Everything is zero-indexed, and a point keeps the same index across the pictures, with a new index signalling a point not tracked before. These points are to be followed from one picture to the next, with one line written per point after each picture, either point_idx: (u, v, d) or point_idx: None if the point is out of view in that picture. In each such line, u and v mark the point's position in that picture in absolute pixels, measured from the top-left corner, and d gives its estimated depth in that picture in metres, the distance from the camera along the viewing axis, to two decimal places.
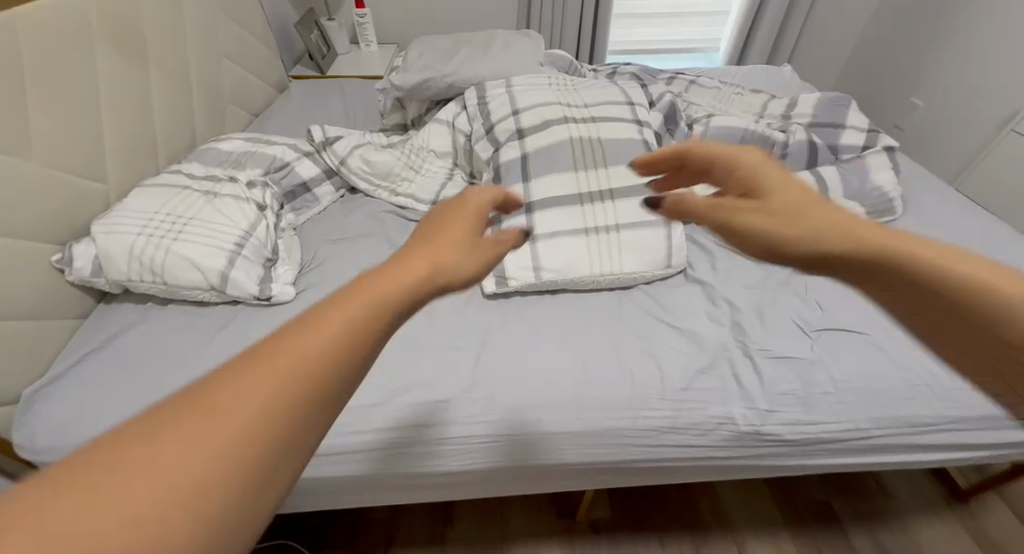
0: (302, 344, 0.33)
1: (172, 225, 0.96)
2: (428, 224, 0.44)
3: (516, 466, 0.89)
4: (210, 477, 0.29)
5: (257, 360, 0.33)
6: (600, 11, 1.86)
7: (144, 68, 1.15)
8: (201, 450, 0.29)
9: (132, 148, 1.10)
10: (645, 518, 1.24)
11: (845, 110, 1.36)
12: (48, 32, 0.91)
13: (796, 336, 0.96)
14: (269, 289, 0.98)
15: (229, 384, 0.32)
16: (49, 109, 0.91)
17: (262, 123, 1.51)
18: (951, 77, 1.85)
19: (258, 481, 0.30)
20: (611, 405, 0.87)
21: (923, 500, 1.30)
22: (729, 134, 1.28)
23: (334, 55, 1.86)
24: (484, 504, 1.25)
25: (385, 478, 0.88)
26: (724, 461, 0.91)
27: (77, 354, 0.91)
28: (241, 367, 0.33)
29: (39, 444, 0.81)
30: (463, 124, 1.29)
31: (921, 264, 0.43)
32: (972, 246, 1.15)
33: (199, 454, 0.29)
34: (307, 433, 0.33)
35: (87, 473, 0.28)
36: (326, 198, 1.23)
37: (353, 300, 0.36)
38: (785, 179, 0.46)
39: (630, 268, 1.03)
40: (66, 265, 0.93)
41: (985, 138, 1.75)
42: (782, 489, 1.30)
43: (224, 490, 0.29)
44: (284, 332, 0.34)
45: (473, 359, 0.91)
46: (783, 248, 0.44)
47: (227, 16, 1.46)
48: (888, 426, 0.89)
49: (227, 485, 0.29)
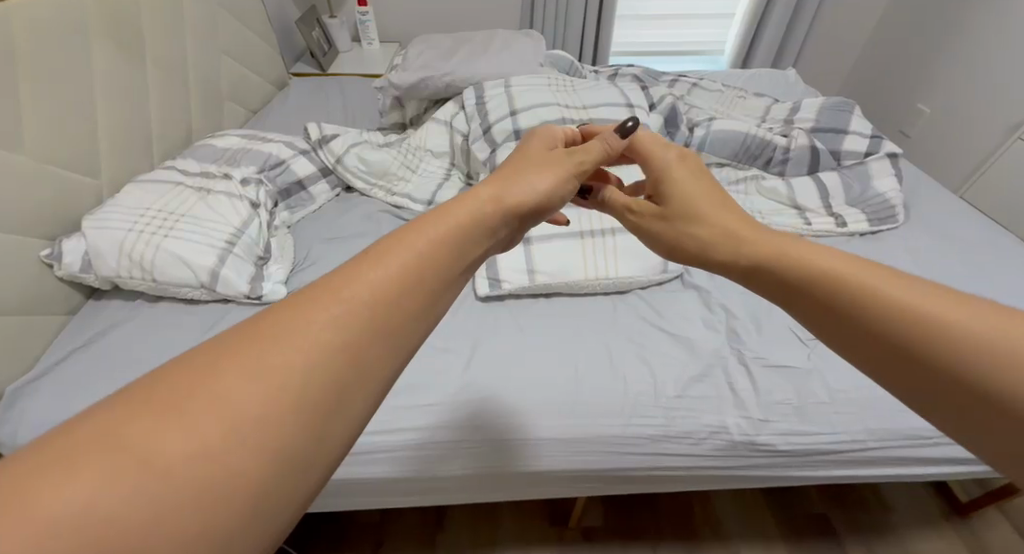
0: (365, 286, 0.39)
1: (163, 222, 0.95)
2: (514, 157, 0.63)
3: (506, 472, 0.87)
4: (233, 474, 0.30)
5: (322, 301, 0.38)
6: (604, 11, 1.84)
7: (141, 63, 1.14)
8: (262, 388, 0.33)
9: (127, 144, 1.09)
10: (638, 527, 1.22)
11: (848, 115, 1.34)
12: (45, 26, 0.90)
13: (793, 345, 0.94)
14: (260, 288, 0.97)
15: (287, 329, 0.36)
16: (44, 105, 0.90)
17: (260, 120, 1.50)
18: (959, 82, 1.82)
19: (273, 479, 0.32)
20: (602, 412, 0.86)
21: (922, 514, 1.27)
22: (729, 139, 1.27)
23: (335, 53, 1.85)
24: (475, 509, 1.23)
25: (373, 482, 0.86)
26: (717, 471, 0.89)
27: (65, 350, 0.90)
28: (309, 306, 0.37)
29: (22, 441, 0.80)
30: (460, 124, 1.28)
31: (855, 285, 0.46)
32: (974, 256, 1.13)
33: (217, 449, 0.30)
34: (356, 406, 0.36)
35: (156, 399, 0.32)
36: (321, 197, 1.22)
37: (405, 249, 0.43)
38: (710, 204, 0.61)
39: (625, 272, 1.01)
40: (55, 260, 0.92)
41: (992, 146, 1.72)
42: (778, 500, 1.28)
43: (275, 439, 0.32)
44: (337, 277, 0.40)
45: (464, 363, 0.90)
46: (698, 247, 0.59)
47: (227, 11, 1.45)
48: (886, 438, 0.87)
49: (282, 430, 0.33)
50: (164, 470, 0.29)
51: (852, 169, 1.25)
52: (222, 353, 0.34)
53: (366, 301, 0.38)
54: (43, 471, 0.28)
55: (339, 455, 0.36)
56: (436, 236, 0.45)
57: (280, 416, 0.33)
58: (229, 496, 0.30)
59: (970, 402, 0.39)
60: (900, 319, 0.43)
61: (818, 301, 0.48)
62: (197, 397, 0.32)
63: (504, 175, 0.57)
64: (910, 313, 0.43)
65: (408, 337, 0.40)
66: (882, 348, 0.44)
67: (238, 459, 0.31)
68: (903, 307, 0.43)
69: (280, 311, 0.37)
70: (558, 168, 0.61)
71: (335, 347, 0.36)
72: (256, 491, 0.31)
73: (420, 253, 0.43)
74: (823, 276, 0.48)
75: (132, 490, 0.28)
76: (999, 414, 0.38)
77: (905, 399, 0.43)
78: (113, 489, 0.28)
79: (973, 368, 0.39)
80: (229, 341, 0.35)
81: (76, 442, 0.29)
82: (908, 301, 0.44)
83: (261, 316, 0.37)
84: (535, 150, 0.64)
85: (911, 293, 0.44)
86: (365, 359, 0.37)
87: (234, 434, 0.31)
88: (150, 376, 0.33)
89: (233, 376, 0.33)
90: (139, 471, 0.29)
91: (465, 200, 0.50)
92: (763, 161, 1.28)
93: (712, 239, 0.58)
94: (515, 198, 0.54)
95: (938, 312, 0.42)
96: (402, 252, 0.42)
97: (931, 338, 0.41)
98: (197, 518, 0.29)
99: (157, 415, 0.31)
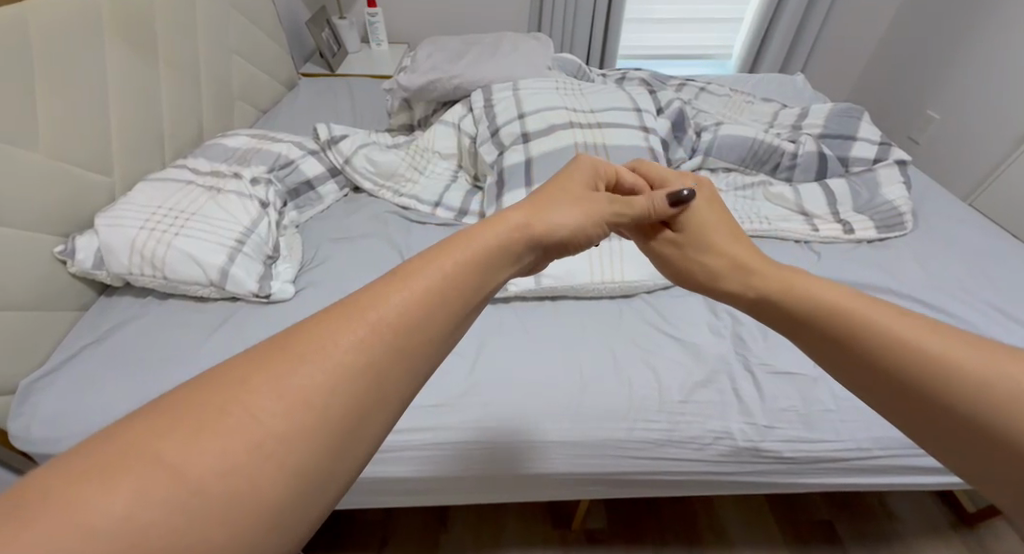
0: (390, 307, 0.40)
1: (174, 220, 0.96)
2: (551, 181, 0.62)
3: (511, 474, 0.88)
4: (257, 490, 0.31)
5: (346, 321, 0.38)
6: (614, 14, 1.84)
7: (153, 63, 1.15)
8: (284, 405, 0.34)
9: (139, 143, 1.11)
10: (641, 530, 1.22)
11: (857, 122, 1.34)
12: (58, 27, 0.91)
13: (798, 352, 0.94)
14: (269, 287, 0.98)
15: (314, 346, 0.37)
16: (57, 104, 0.91)
17: (269, 120, 1.51)
18: (970, 89, 1.81)
19: (292, 497, 0.32)
20: (607, 416, 0.86)
21: (928, 523, 1.27)
22: (736, 145, 1.27)
23: (344, 53, 1.86)
24: (480, 510, 1.23)
25: (377, 481, 0.87)
26: (720, 476, 0.89)
27: (77, 345, 0.92)
28: (335, 327, 0.38)
29: (34, 435, 0.81)
30: (469, 126, 1.28)
31: (853, 317, 0.47)
32: (984, 265, 1.12)
33: (241, 464, 0.31)
34: (373, 427, 0.37)
35: (189, 410, 0.32)
36: (329, 197, 1.23)
37: (430, 271, 0.43)
38: (723, 238, 0.62)
39: (632, 276, 1.02)
40: (68, 257, 0.93)
41: (1003, 154, 1.71)
42: (783, 506, 1.28)
43: (293, 455, 0.33)
44: (363, 296, 0.40)
45: (470, 365, 0.90)
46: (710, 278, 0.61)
47: (239, 12, 1.46)
48: (891, 446, 0.87)
49: (302, 447, 0.33)
50: (191, 481, 0.30)
51: (861, 176, 1.25)
52: (252, 369, 0.35)
53: (389, 321, 0.39)
54: (79, 475, 0.29)
55: (357, 471, 0.36)
56: (462, 260, 0.45)
57: (301, 432, 0.33)
58: (252, 512, 0.31)
59: (972, 441, 0.39)
60: (902, 352, 0.44)
61: (820, 336, 0.50)
62: (228, 410, 0.33)
63: (535, 199, 0.57)
64: (905, 348, 0.44)
65: (426, 358, 0.40)
66: (880, 377, 0.45)
67: (259, 474, 0.31)
68: (899, 343, 0.44)
69: (310, 328, 0.38)
70: (592, 197, 0.61)
71: (357, 366, 0.36)
72: (276, 508, 0.32)
73: (444, 275, 0.43)
74: (826, 309, 0.49)
75: (162, 501, 0.29)
76: (988, 447, 0.38)
77: (899, 424, 0.44)
78: (147, 497, 0.28)
79: (968, 405, 0.39)
80: (260, 358, 0.36)
81: (116, 445, 0.30)
82: (905, 334, 0.44)
83: (291, 332, 0.38)
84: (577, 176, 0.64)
85: (908, 326, 0.45)
86: (385, 378, 0.37)
87: (259, 449, 0.32)
88: (186, 386, 0.34)
89: (261, 392, 0.34)
90: (168, 483, 0.29)
91: (494, 225, 0.51)
92: (771, 166, 1.28)
93: (722, 270, 0.60)
94: (542, 224, 0.54)
95: (932, 346, 0.43)
96: (427, 274, 0.43)
97: (928, 370, 0.42)
98: (221, 532, 0.29)
99: (190, 426, 0.32)
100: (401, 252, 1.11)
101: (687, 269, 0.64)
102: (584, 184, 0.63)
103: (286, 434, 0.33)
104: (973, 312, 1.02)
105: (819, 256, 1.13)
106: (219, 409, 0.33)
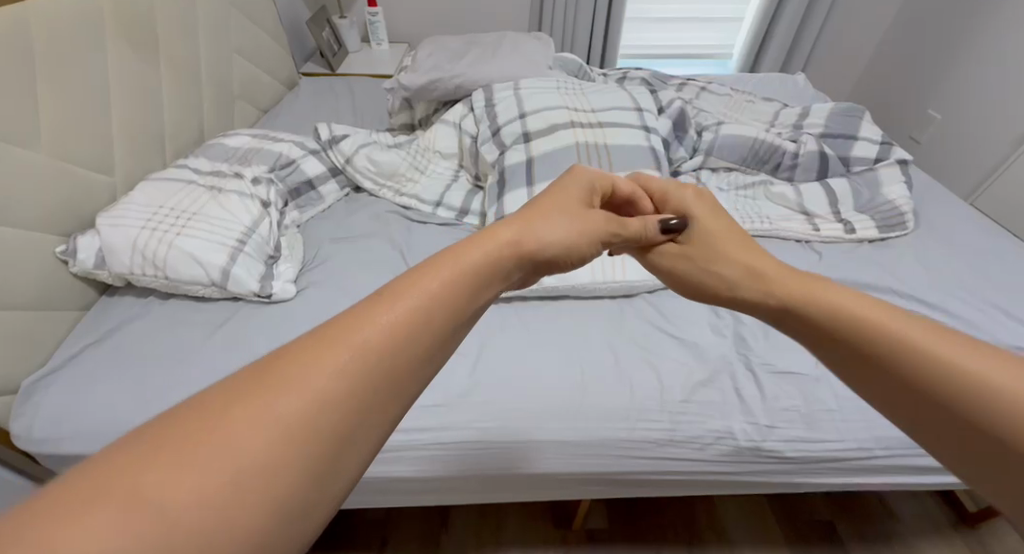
0: (375, 328, 0.40)
1: (175, 220, 0.96)
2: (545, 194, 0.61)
3: (512, 473, 0.88)
4: (239, 522, 0.31)
5: (328, 346, 0.38)
6: (614, 14, 1.84)
7: (154, 63, 1.15)
8: (267, 431, 0.33)
9: (140, 143, 1.11)
10: (642, 529, 1.23)
11: (858, 121, 1.34)
12: (60, 27, 0.91)
13: (800, 351, 0.94)
14: (270, 287, 0.98)
15: (301, 370, 0.36)
16: (58, 104, 0.91)
17: (269, 119, 1.51)
18: (972, 88, 1.80)
19: (275, 528, 0.32)
20: (609, 416, 0.86)
21: (928, 522, 1.27)
22: (737, 145, 1.27)
23: (344, 53, 1.86)
24: (481, 509, 1.24)
25: (379, 481, 0.87)
26: (721, 475, 0.90)
27: (79, 345, 0.92)
28: (318, 353, 0.38)
29: (37, 435, 0.81)
30: (470, 125, 1.27)
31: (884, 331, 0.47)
32: (986, 265, 1.12)
33: (223, 494, 0.31)
34: (357, 450, 0.37)
35: (171, 437, 0.32)
36: (330, 197, 1.23)
37: (417, 291, 0.43)
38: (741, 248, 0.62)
39: (633, 277, 1.02)
40: (70, 256, 0.93)
41: (1003, 154, 1.71)
42: (783, 505, 1.28)
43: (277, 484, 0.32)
44: (350, 318, 0.40)
45: (471, 365, 0.90)
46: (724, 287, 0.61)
47: (239, 11, 1.46)
48: (893, 446, 0.87)
49: (284, 474, 0.33)
50: (171, 518, 0.29)
51: (862, 176, 1.25)
52: (235, 395, 0.35)
53: (374, 343, 0.39)
54: (56, 507, 0.28)
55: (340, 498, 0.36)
56: (448, 279, 0.45)
57: (284, 461, 0.33)
58: (234, 543, 0.30)
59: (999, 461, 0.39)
60: (927, 368, 0.44)
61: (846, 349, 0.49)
62: (210, 437, 0.32)
63: (527, 213, 0.57)
64: (922, 368, 0.44)
65: (410, 380, 0.40)
66: (906, 393, 0.44)
67: (240, 502, 0.31)
68: (916, 361, 0.44)
69: (296, 351, 0.38)
70: (589, 210, 0.61)
71: (341, 391, 0.36)
72: (258, 540, 0.31)
73: (431, 295, 0.43)
74: (854, 324, 0.49)
75: (142, 533, 0.28)
76: (1007, 460, 0.38)
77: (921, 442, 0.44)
78: (127, 529, 0.28)
79: (998, 424, 0.39)
80: (241, 384, 0.36)
81: (94, 476, 0.30)
82: (936, 349, 0.44)
83: (276, 355, 0.38)
84: (572, 188, 0.63)
85: (939, 342, 0.44)
86: (369, 401, 0.37)
87: (241, 479, 0.31)
88: (168, 413, 0.34)
89: (243, 419, 0.33)
90: (149, 513, 0.29)
91: (482, 242, 0.50)
92: (772, 166, 1.28)
93: (739, 280, 0.59)
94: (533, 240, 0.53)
95: (963, 362, 0.42)
96: (415, 294, 0.43)
97: (957, 385, 0.42)
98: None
99: (173, 454, 0.31)
100: (402, 251, 1.10)
101: (681, 277, 0.65)
102: (579, 198, 0.63)
103: (270, 461, 0.33)
104: (974, 312, 1.02)
105: (821, 256, 1.13)
106: (202, 435, 0.32)
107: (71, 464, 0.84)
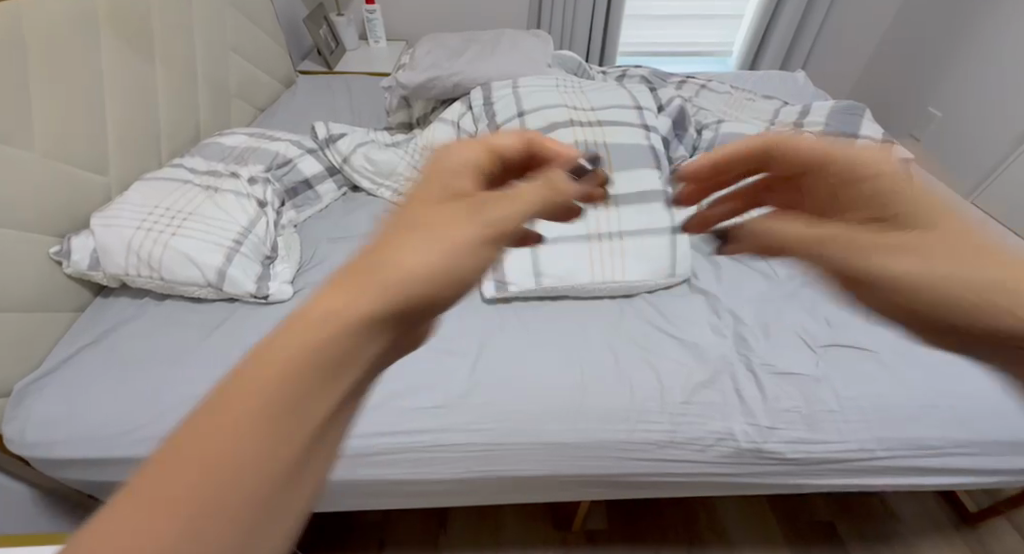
0: (322, 320, 0.28)
1: (171, 220, 0.95)
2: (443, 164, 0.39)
3: (512, 475, 0.87)
4: None
5: (276, 341, 0.27)
6: (614, 11, 1.83)
7: (149, 61, 1.14)
8: (249, 436, 0.25)
9: (135, 142, 1.09)
10: (643, 530, 1.22)
11: (859, 120, 1.33)
12: (53, 24, 0.90)
13: (801, 351, 0.94)
14: (267, 288, 0.97)
15: (233, 413, 0.25)
16: (52, 102, 0.90)
17: (266, 118, 1.50)
18: (973, 87, 1.80)
19: None
20: (609, 417, 0.85)
21: (929, 521, 1.27)
22: (737, 143, 1.26)
23: (343, 51, 1.85)
24: (480, 510, 1.23)
25: (378, 482, 0.86)
26: (722, 477, 0.89)
27: (73, 346, 0.90)
28: (254, 358, 0.27)
29: (31, 437, 0.81)
30: (468, 125, 1.25)
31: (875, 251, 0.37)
32: None
33: None
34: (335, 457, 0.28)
35: None
36: (328, 196, 1.22)
37: (360, 269, 0.30)
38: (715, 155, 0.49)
39: (634, 276, 1.01)
40: (63, 257, 0.92)
41: (1002, 152, 1.71)
42: (784, 505, 1.28)
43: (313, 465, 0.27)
44: (272, 336, 0.28)
45: (470, 367, 0.89)
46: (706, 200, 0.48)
47: (236, 9, 1.45)
48: (894, 447, 0.87)
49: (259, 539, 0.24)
50: None
51: None
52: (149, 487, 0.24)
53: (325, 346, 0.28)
54: None
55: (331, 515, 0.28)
56: (397, 253, 0.31)
57: (288, 456, 0.26)
58: None
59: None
60: (959, 292, 0.36)
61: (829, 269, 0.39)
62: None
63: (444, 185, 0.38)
64: (944, 297, 0.36)
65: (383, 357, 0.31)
66: (926, 311, 0.37)
67: None
68: (934, 288, 0.36)
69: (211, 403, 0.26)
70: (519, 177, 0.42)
71: (296, 409, 0.26)
72: None
73: (389, 269, 0.30)
74: (847, 246, 0.38)
75: None
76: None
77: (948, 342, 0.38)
78: None
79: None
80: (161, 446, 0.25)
81: None
82: (949, 268, 0.36)
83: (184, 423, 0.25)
84: (445, 164, 0.39)
85: (944, 257, 0.36)
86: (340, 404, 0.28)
87: None
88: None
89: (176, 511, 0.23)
90: None
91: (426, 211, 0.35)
92: None
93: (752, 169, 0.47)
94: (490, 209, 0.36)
95: (993, 274, 0.35)
96: (363, 275, 0.30)
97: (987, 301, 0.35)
98: None
99: None
100: None
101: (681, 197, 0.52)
102: (463, 171, 0.40)
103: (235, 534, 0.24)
104: None
105: None
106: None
107: (64, 468, 0.83)
